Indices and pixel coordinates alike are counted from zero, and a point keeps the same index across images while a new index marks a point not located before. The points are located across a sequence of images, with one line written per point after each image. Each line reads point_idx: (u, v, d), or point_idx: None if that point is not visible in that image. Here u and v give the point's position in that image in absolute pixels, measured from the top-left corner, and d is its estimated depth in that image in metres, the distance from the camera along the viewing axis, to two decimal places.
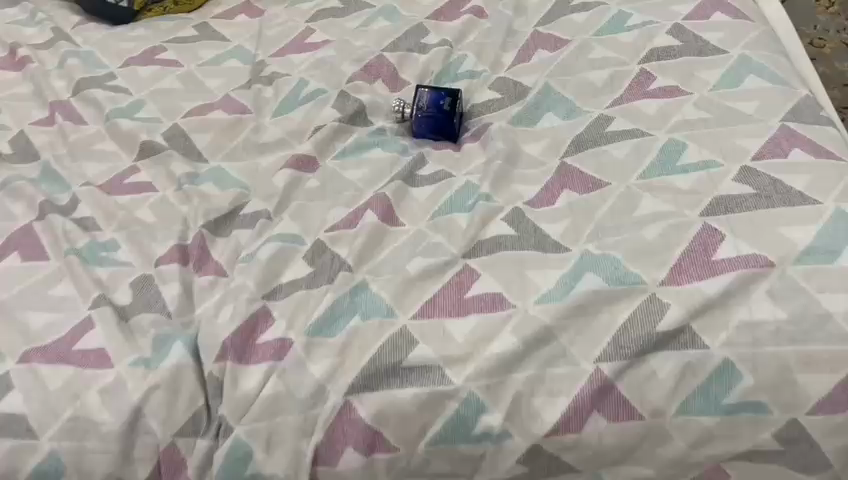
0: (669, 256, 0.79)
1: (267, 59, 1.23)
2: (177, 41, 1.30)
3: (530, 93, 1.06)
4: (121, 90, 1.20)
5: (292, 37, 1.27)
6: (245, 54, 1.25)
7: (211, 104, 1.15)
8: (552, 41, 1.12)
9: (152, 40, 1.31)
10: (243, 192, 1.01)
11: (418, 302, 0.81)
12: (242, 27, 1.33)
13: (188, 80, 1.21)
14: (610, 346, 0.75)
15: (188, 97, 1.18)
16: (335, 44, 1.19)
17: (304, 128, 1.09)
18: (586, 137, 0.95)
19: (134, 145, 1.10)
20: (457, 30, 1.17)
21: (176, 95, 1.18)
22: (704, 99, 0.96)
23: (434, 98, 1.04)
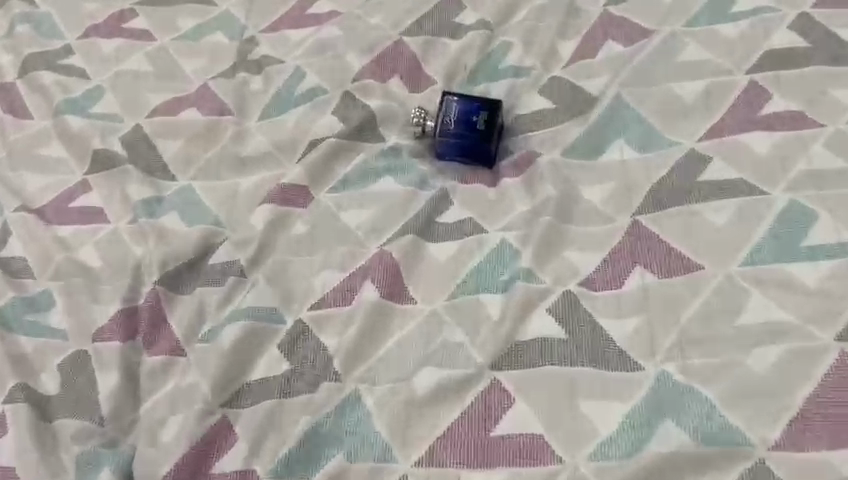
0: (788, 402, 0.54)
1: (260, 35, 0.97)
2: (152, 3, 1.05)
3: (594, 105, 0.79)
4: (76, 72, 0.96)
5: (292, 5, 1.00)
6: (233, 25, 1.00)
7: (185, 99, 0.91)
8: (626, 30, 0.84)
9: (122, 2, 1.05)
10: (214, 230, 0.79)
11: (426, 439, 0.59)
12: None
13: (160, 61, 0.97)
14: None
15: (157, 86, 0.93)
16: (343, 20, 0.92)
17: (298, 139, 0.84)
18: (671, 189, 0.70)
19: (86, 153, 0.87)
20: (500, 8, 0.90)
21: (143, 82, 0.94)
22: (840, 137, 0.69)
23: (466, 110, 0.79)
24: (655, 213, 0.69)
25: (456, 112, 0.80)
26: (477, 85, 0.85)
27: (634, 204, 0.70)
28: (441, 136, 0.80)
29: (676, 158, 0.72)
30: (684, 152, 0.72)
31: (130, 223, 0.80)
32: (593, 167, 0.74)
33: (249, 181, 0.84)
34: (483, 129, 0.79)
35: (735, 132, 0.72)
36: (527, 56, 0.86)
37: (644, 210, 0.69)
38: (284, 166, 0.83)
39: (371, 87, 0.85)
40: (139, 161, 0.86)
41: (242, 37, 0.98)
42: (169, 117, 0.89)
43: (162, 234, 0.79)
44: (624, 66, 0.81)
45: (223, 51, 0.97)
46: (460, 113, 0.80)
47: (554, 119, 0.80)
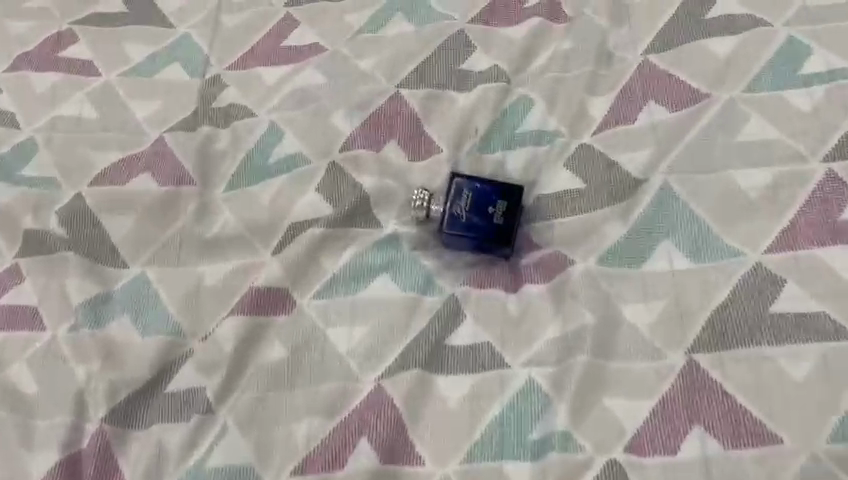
0: None
1: (226, 73, 0.81)
2: (95, 23, 0.88)
3: (633, 193, 0.65)
4: (5, 118, 0.80)
5: (265, 32, 0.84)
6: (193, 57, 0.83)
7: (137, 158, 0.76)
8: (673, 89, 0.69)
9: (60, 22, 0.88)
10: (173, 343, 0.65)
11: None
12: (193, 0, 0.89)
13: (106, 104, 0.80)
14: None
15: (103, 139, 0.78)
16: (327, 64, 0.77)
17: (275, 221, 0.70)
18: (735, 319, 0.57)
19: (16, 230, 0.72)
20: (517, 52, 0.75)
21: (85, 133, 0.78)
22: None
23: (480, 197, 0.65)
24: (718, 352, 0.56)
25: (468, 200, 0.65)
26: (491, 150, 0.71)
27: (689, 334, 0.57)
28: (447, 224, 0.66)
29: (739, 275, 0.59)
30: (748, 265, 0.59)
31: (70, 331, 0.66)
32: (636, 280, 0.61)
33: (216, 272, 0.69)
34: (500, 223, 0.65)
35: (812, 243, 0.59)
36: (550, 118, 0.71)
37: (702, 347, 0.57)
38: (258, 255, 0.69)
39: (362, 157, 0.70)
40: (82, 243, 0.71)
41: (204, 73, 0.82)
42: (118, 184, 0.74)
43: (111, 348, 0.65)
44: (671, 140, 0.66)
45: (182, 92, 0.81)
46: (472, 200, 0.65)
47: (586, 207, 0.66)
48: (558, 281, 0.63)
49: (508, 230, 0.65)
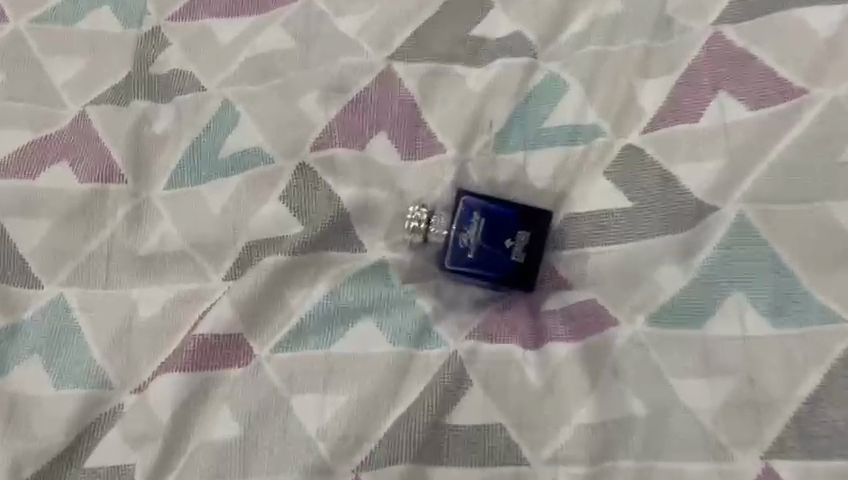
0: None
1: (168, 27, 0.63)
2: None
3: (697, 224, 0.49)
4: None
5: None
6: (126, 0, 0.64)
7: (52, 140, 0.59)
8: (755, 75, 0.51)
9: None
10: (95, 400, 0.51)
11: None
12: None
13: (13, 63, 0.62)
14: None
15: (8, 111, 0.60)
16: (299, 24, 0.59)
17: (229, 237, 0.54)
18: (826, 419, 0.43)
19: None
20: (548, 15, 0.57)
21: None
22: None
23: (496, 224, 0.50)
24: (798, 461, 0.43)
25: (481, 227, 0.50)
26: (509, 150, 0.55)
27: (761, 431, 0.44)
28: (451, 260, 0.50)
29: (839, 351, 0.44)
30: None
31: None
32: (695, 350, 0.47)
33: (153, 301, 0.54)
34: (520, 260, 0.49)
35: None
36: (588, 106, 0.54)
37: (778, 451, 0.43)
38: (208, 282, 0.54)
39: (342, 157, 0.54)
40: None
41: (141, 26, 0.63)
42: (26, 176, 0.57)
43: (17, 405, 0.51)
44: (748, 153, 0.49)
45: (110, 48, 0.62)
46: (486, 228, 0.50)
47: (631, 237, 0.51)
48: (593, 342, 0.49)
49: (530, 267, 0.49)
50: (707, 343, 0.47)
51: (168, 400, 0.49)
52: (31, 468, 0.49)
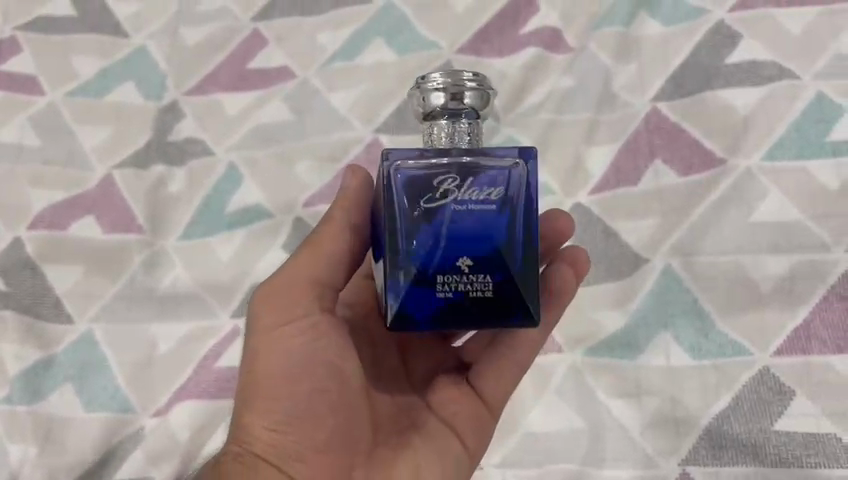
0: (718, 348, 0.57)
1: (62, 93, 0.77)
2: (30, 132, 0.74)
3: (584, 239, 0.64)
4: None
5: (230, 51, 0.77)
6: (29, 67, 0.79)
7: (55, 171, 0.72)
8: (629, 171, 0.65)
9: (9, 125, 0.75)
10: (120, 418, 0.61)
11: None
12: (35, 26, 0.81)
13: (13, 194, 0.70)
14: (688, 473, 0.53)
15: (46, 242, 0.68)
16: (285, 42, 0.75)
17: (237, 263, 0.66)
18: (837, 443, 0.52)
19: (10, 295, 0.66)
20: (507, 88, 0.70)
21: (27, 249, 0.68)
22: None
23: (438, 187, 0.45)
24: (712, 467, 0.53)
25: (472, 173, 0.45)
26: None
27: (693, 451, 0.54)
28: (405, 292, 0.45)
29: (779, 375, 0.54)
30: (794, 373, 0.54)
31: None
32: (599, 449, 0.55)
33: (171, 336, 0.65)
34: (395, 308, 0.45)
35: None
36: (523, 125, 0.69)
37: (702, 462, 0.53)
38: (220, 327, 0.64)
39: (309, 227, 0.66)
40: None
41: (24, 71, 0.78)
42: (58, 228, 0.69)
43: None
44: (680, 201, 0.62)
45: (127, 184, 0.70)
46: (401, 183, 0.45)
47: None
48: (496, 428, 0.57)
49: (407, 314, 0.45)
50: (572, 352, 0.59)
51: None
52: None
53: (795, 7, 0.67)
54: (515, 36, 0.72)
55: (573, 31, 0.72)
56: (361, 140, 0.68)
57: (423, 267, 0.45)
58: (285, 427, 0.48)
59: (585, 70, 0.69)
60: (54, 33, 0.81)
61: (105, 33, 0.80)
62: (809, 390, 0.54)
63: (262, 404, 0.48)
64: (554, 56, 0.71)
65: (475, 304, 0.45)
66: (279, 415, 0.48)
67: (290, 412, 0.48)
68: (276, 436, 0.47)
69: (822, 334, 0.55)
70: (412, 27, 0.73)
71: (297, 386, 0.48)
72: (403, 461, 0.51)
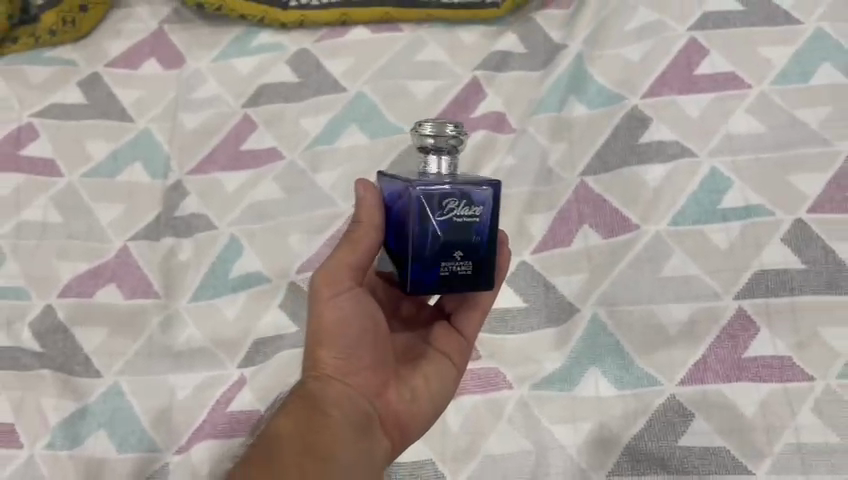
0: (636, 381, 0.71)
1: (78, 174, 0.88)
2: (53, 210, 0.86)
3: (529, 294, 0.78)
4: None
5: (225, 134, 0.90)
6: (46, 150, 0.90)
7: (79, 246, 0.84)
8: (564, 234, 0.79)
9: (34, 204, 0.86)
10: (148, 457, 0.73)
11: None
12: (50, 113, 0.93)
13: (44, 267, 0.82)
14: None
15: (76, 309, 0.80)
16: (273, 126, 0.89)
17: (242, 321, 0.78)
18: (727, 454, 0.66)
19: (47, 356, 0.78)
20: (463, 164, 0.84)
21: (59, 315, 0.80)
22: (762, 207, 0.76)
23: (445, 206, 0.57)
24: (634, 476, 0.67)
25: (465, 196, 0.57)
26: None
27: (617, 465, 0.67)
28: (416, 279, 0.57)
29: (682, 401, 0.69)
30: (693, 399, 0.69)
31: (44, 448, 0.73)
32: (544, 465, 0.69)
33: (187, 385, 0.76)
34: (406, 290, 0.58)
35: (780, 376, 0.68)
36: None
37: (626, 472, 0.67)
38: (229, 375, 0.76)
39: (302, 288, 0.78)
40: (33, 412, 0.75)
41: (42, 155, 0.90)
42: (85, 296, 0.81)
43: None
44: (604, 260, 0.77)
45: (143, 256, 0.83)
46: (418, 203, 0.56)
47: (516, 332, 0.76)
48: (462, 453, 0.70)
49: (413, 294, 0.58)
50: (521, 386, 0.73)
51: None
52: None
53: (693, 95, 0.83)
54: (468, 120, 0.86)
55: (515, 117, 0.87)
56: (342, 213, 0.81)
57: (427, 260, 0.57)
58: (347, 357, 0.59)
59: (526, 149, 0.84)
60: (67, 119, 0.92)
61: (113, 118, 0.93)
62: (706, 411, 0.68)
63: (329, 342, 0.59)
64: (500, 137, 0.85)
65: (462, 283, 0.59)
66: (342, 347, 0.59)
67: (349, 344, 0.59)
68: (341, 363, 0.59)
69: (714, 366, 0.70)
70: (382, 114, 0.87)
71: (351, 330, 0.59)
72: (418, 377, 0.65)
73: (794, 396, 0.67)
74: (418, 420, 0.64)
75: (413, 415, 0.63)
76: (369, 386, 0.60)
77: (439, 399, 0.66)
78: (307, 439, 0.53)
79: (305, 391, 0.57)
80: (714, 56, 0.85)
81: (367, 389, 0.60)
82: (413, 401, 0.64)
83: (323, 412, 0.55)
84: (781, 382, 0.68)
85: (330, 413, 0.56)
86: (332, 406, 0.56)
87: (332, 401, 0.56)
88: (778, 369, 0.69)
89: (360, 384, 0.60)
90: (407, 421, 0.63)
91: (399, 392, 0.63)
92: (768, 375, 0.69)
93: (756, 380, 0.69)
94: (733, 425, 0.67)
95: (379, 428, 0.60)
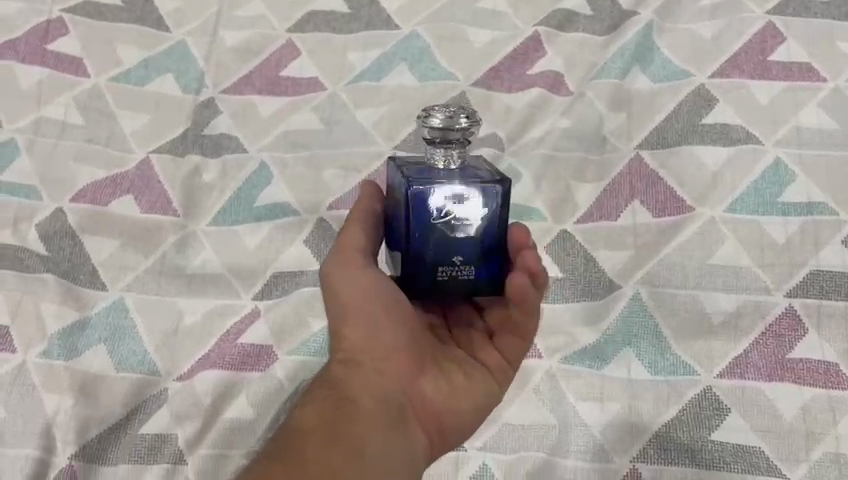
0: (672, 367, 0.67)
1: (106, 78, 0.84)
2: (75, 110, 0.81)
3: (568, 264, 0.74)
4: None
5: (265, 57, 0.85)
6: (74, 48, 0.85)
7: (98, 152, 0.79)
8: (611, 206, 0.75)
9: (56, 101, 0.81)
10: (147, 379, 0.68)
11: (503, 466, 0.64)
12: (83, 10, 0.88)
13: (60, 168, 0.78)
14: (641, 470, 0.63)
15: (89, 215, 0.75)
16: (317, 56, 0.84)
17: (263, 251, 0.74)
18: (762, 456, 0.62)
19: (52, 260, 0.73)
20: (514, 122, 0.80)
21: (70, 220, 0.75)
22: (825, 205, 0.72)
23: (442, 208, 0.55)
24: (659, 466, 0.63)
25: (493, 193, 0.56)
26: None
27: (643, 452, 0.64)
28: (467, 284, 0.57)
29: (719, 394, 0.65)
30: (730, 394, 0.65)
31: (39, 356, 0.68)
32: (564, 442, 0.65)
33: (197, 310, 0.72)
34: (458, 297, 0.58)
35: (826, 381, 0.65)
36: (525, 157, 0.78)
37: (651, 461, 0.63)
38: (242, 306, 0.72)
39: (331, 227, 0.74)
40: (31, 315, 0.70)
41: (69, 51, 0.85)
42: (100, 204, 0.76)
43: (51, 425, 0.65)
44: (651, 239, 0.73)
45: (165, 170, 0.78)
46: (415, 201, 0.55)
47: (549, 301, 0.72)
48: None
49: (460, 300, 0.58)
50: (550, 358, 0.69)
51: (150, 438, 0.65)
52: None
53: (764, 81, 0.79)
54: (523, 79, 0.82)
55: (573, 80, 0.82)
56: (382, 154, 0.77)
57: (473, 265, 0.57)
58: (372, 338, 0.57)
59: (581, 115, 0.80)
60: (101, 19, 0.87)
61: (148, 25, 0.87)
62: (745, 407, 0.64)
63: (350, 326, 0.57)
64: (555, 99, 0.81)
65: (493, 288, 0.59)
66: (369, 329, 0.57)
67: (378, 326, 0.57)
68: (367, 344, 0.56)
69: (757, 363, 0.66)
70: (435, 60, 0.82)
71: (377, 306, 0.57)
72: (456, 368, 0.60)
73: (840, 404, 0.63)
74: (458, 412, 0.59)
75: (453, 406, 0.58)
76: (398, 373, 0.57)
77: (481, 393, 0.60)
78: (330, 427, 0.51)
79: (334, 379, 0.55)
80: (791, 44, 0.81)
81: (399, 377, 0.57)
82: (452, 394, 0.59)
83: (348, 399, 0.53)
84: (826, 388, 0.64)
85: (356, 401, 0.53)
86: (361, 392, 0.54)
87: (359, 387, 0.54)
88: (824, 374, 0.65)
89: (389, 370, 0.56)
90: (444, 414, 0.58)
91: (436, 381, 0.58)
92: (813, 379, 0.65)
93: (800, 382, 0.65)
94: (771, 425, 0.63)
95: (412, 417, 0.56)
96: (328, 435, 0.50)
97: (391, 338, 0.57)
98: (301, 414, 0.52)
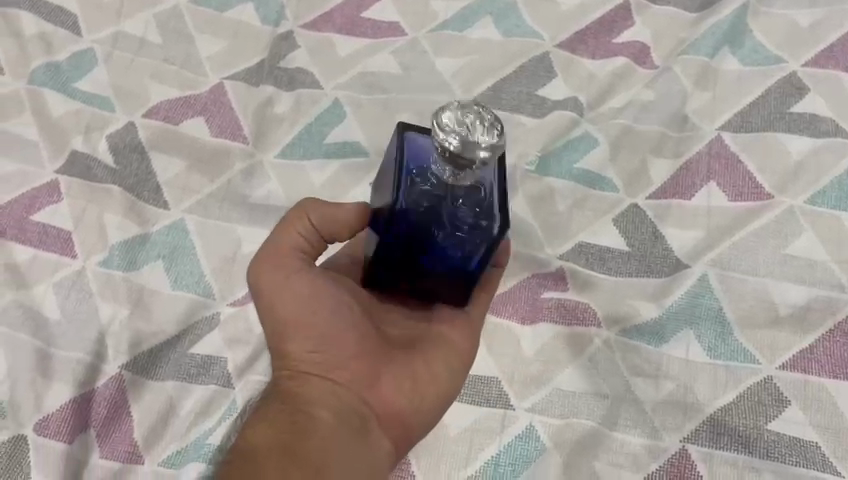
0: (734, 353, 0.65)
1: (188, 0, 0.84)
2: (155, 30, 0.81)
3: (637, 237, 0.72)
4: (46, 132, 0.74)
5: None
6: None
7: (173, 72, 0.79)
8: (686, 185, 0.73)
9: (137, 18, 0.82)
10: (201, 301, 0.68)
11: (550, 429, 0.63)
12: None
13: (135, 83, 0.78)
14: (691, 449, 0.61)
15: (159, 133, 0.75)
16: (401, 2, 0.84)
17: (328, 187, 0.73)
18: (818, 451, 0.60)
19: (119, 172, 0.73)
20: (593, 87, 0.79)
21: (141, 136, 0.75)
22: None
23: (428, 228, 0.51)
24: (711, 449, 0.61)
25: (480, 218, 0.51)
26: (540, 172, 0.75)
27: (695, 432, 0.61)
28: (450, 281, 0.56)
29: (780, 385, 0.63)
30: (792, 386, 0.63)
31: (99, 265, 0.68)
32: (614, 414, 0.63)
33: (258, 239, 0.71)
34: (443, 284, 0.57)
35: None
36: (602, 125, 0.77)
37: (703, 442, 0.61)
38: None
39: None
40: (93, 224, 0.70)
41: None
42: (172, 123, 0.76)
43: (104, 334, 0.65)
44: (724, 222, 0.71)
45: (237, 96, 0.78)
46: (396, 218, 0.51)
47: (612, 273, 0.71)
48: (531, 379, 0.65)
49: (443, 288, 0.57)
50: (609, 329, 0.68)
51: (201, 360, 0.65)
52: (94, 430, 0.61)
53: None
54: (605, 44, 0.82)
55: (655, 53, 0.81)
56: None
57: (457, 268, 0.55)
58: (319, 349, 0.53)
59: (663, 90, 0.78)
60: None
61: None
62: (807, 401, 0.62)
63: (293, 341, 0.53)
64: (635, 70, 0.80)
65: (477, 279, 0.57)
66: (315, 338, 0.53)
67: (326, 335, 0.53)
68: (316, 356, 0.53)
69: (824, 359, 0.64)
70: (518, 15, 0.84)
71: (321, 314, 0.53)
72: (418, 363, 0.57)
73: None
74: (420, 412, 0.56)
75: (414, 408, 0.55)
76: (353, 380, 0.54)
77: (444, 388, 0.57)
78: (288, 447, 0.46)
79: (284, 395, 0.52)
80: None
81: (350, 384, 0.53)
82: (414, 396, 0.55)
83: (304, 414, 0.50)
84: None
85: (312, 416, 0.50)
86: (314, 406, 0.51)
87: (311, 402, 0.51)
88: None
89: (341, 380, 0.53)
90: (406, 416, 0.55)
91: (396, 382, 0.55)
92: None
93: None
94: (832, 423, 0.61)
95: (371, 424, 0.53)
96: (288, 454, 0.45)
97: (338, 337, 0.53)
98: (248, 438, 0.47)
